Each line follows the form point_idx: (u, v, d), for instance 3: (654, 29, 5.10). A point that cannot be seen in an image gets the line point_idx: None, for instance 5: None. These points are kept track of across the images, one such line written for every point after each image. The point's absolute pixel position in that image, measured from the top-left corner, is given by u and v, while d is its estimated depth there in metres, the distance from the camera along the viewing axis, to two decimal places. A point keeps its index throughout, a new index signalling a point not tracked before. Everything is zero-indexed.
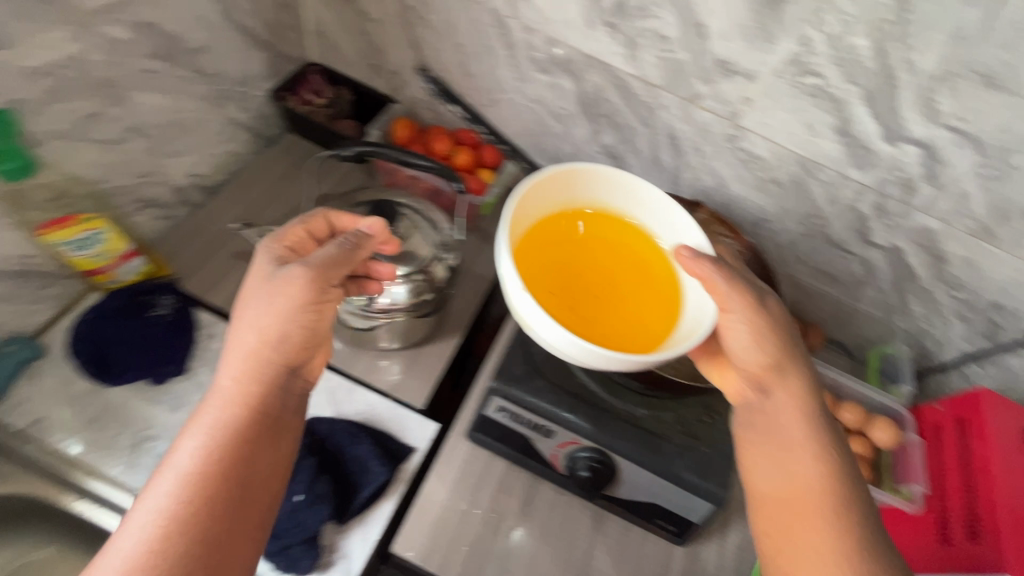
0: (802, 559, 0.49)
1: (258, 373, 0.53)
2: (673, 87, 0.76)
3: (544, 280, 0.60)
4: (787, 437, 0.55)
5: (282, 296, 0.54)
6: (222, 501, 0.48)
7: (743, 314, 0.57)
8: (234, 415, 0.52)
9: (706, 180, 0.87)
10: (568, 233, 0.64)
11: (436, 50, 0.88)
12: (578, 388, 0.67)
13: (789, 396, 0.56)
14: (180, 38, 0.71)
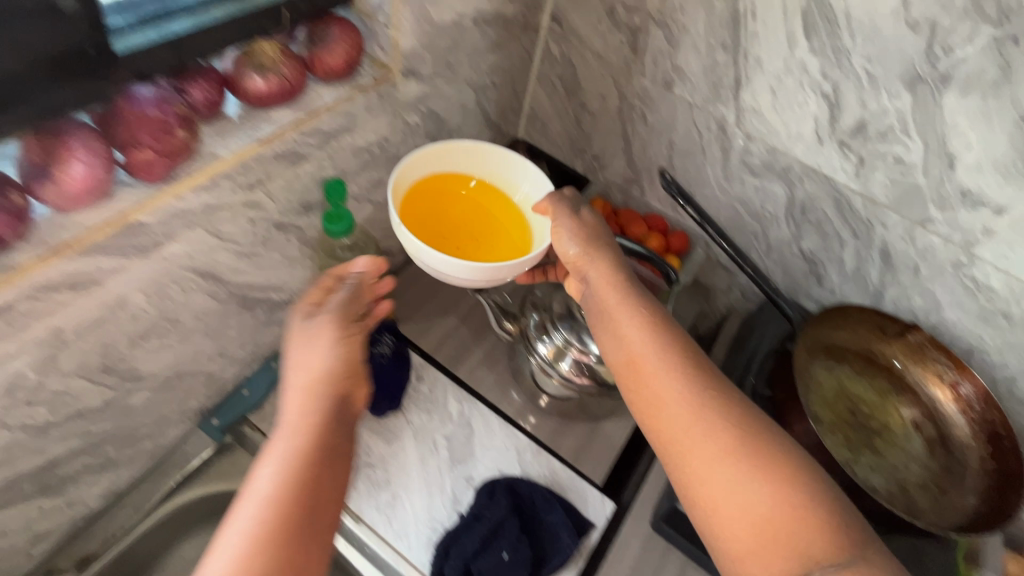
0: (707, 443, 0.50)
1: (302, 407, 0.49)
2: (902, 208, 0.76)
3: (436, 233, 0.70)
4: (666, 399, 0.53)
5: (317, 341, 0.53)
6: (317, 487, 0.45)
7: (594, 260, 0.65)
8: (307, 442, 0.46)
9: (916, 301, 0.83)
10: (454, 190, 0.74)
11: (646, 144, 0.95)
12: None
13: (649, 337, 0.57)
14: (447, 122, 0.83)
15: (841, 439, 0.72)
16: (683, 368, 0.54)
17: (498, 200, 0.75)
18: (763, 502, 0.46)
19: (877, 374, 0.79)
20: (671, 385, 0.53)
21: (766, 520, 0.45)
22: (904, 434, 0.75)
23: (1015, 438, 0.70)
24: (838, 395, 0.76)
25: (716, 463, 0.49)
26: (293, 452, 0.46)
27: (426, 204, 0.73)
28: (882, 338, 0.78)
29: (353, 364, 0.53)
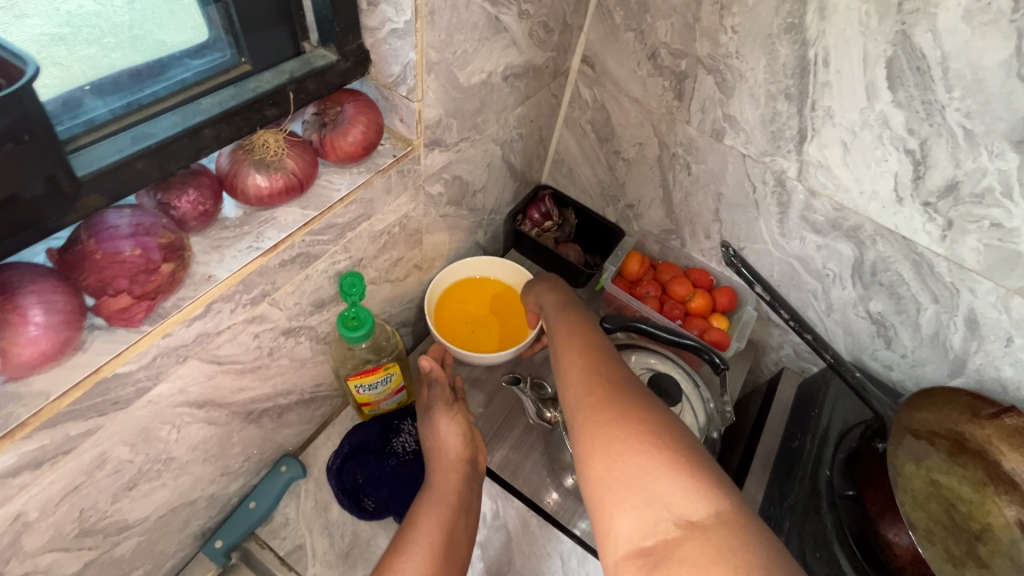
0: (595, 396, 0.47)
1: (439, 470, 0.62)
2: (995, 274, 0.67)
3: (469, 332, 0.83)
4: (568, 371, 0.52)
5: (433, 421, 0.67)
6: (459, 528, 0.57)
7: (537, 288, 0.73)
8: (453, 499, 0.59)
9: (1006, 372, 0.73)
10: (469, 294, 0.87)
11: (688, 195, 0.86)
12: None
13: (571, 332, 0.58)
14: (472, 183, 0.75)
15: (937, 549, 0.62)
16: (590, 354, 0.53)
17: (502, 289, 0.88)
18: (629, 453, 0.41)
19: (970, 462, 0.69)
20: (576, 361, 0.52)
21: (626, 470, 0.40)
22: (1010, 536, 0.65)
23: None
24: (928, 491, 0.67)
25: (593, 415, 0.45)
26: (446, 500, 0.59)
27: (453, 311, 0.85)
28: (974, 421, 0.68)
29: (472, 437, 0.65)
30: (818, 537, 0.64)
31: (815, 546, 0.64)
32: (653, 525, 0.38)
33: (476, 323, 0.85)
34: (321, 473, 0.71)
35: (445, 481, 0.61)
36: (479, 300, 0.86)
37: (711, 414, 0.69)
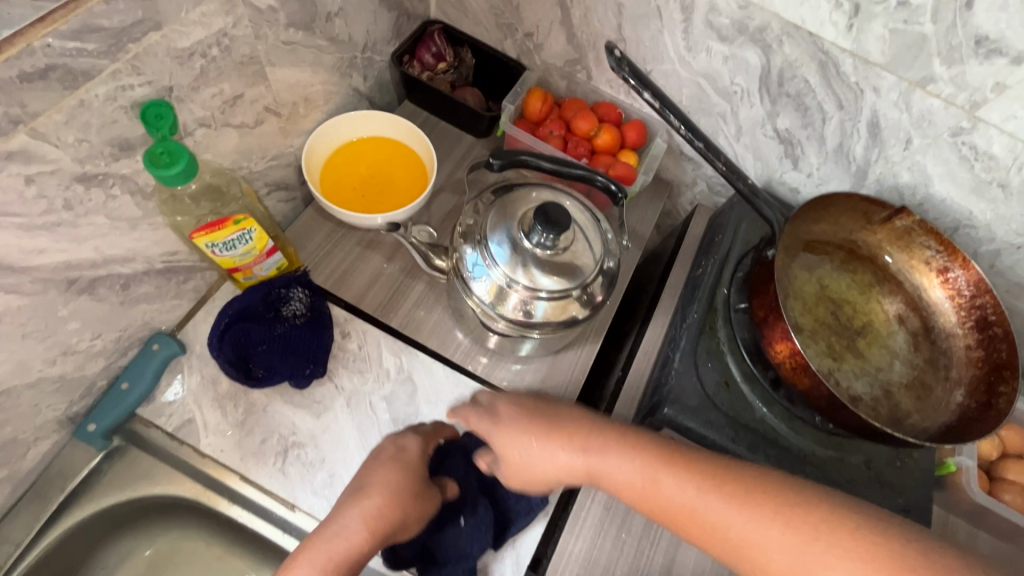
0: (777, 496, 0.45)
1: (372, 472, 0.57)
2: (899, 66, 0.62)
3: (374, 199, 0.74)
4: (612, 469, 0.52)
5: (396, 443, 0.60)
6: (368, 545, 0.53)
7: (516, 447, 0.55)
8: (375, 511, 0.54)
9: (903, 177, 0.73)
10: (340, 172, 0.75)
11: (588, 11, 0.76)
12: (756, 425, 0.62)
13: (625, 464, 0.51)
14: (321, 2, 0.63)
15: (819, 345, 0.64)
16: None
17: (363, 147, 0.78)
18: (739, 505, 0.45)
19: (860, 266, 0.70)
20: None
21: (677, 502, 0.48)
22: (886, 329, 0.67)
23: (1008, 327, 0.62)
24: (818, 297, 0.67)
25: (764, 518, 0.44)
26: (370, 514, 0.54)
27: (343, 197, 0.74)
28: (865, 225, 0.69)
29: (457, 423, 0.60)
30: (711, 348, 0.65)
31: (709, 358, 0.65)
32: (721, 523, 0.46)
33: (367, 188, 0.75)
34: (203, 348, 0.66)
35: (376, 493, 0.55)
36: (354, 172, 0.76)
37: (609, 240, 0.67)
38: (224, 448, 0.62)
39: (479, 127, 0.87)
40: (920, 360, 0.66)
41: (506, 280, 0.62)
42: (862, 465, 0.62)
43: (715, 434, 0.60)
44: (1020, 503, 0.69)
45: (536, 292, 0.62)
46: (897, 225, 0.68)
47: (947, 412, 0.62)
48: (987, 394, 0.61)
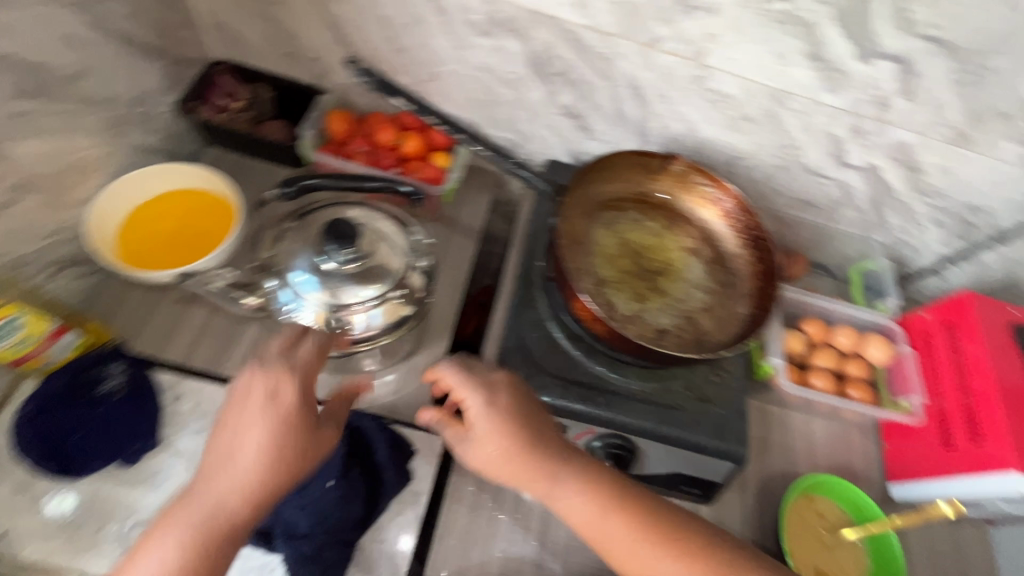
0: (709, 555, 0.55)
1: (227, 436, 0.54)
2: (630, 32, 0.70)
3: (189, 252, 0.73)
4: (570, 506, 0.57)
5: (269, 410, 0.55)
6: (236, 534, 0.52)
7: (499, 441, 0.58)
8: (259, 449, 0.53)
9: (674, 127, 0.82)
10: (141, 242, 0.73)
11: (359, 27, 0.78)
12: (585, 378, 0.67)
13: (581, 499, 0.57)
14: (49, 66, 0.62)
15: (625, 291, 0.71)
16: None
17: (154, 207, 0.75)
18: (666, 556, 0.54)
19: (657, 211, 0.78)
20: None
21: (632, 560, 0.55)
22: (684, 263, 0.75)
23: (771, 238, 0.72)
24: (620, 249, 0.75)
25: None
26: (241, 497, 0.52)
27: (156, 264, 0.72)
28: (648, 175, 0.77)
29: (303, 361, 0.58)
30: (532, 321, 0.70)
31: (532, 328, 0.70)
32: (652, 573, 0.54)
33: (177, 245, 0.73)
34: (9, 452, 0.61)
35: (260, 465, 0.53)
36: (156, 235, 0.73)
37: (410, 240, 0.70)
38: (49, 552, 0.57)
39: (289, 158, 0.87)
40: (715, 283, 0.74)
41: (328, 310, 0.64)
42: (683, 387, 0.69)
43: (546, 396, 0.64)
44: (829, 384, 0.81)
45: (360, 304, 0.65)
46: (674, 170, 0.77)
47: (739, 322, 0.71)
48: (765, 299, 0.70)
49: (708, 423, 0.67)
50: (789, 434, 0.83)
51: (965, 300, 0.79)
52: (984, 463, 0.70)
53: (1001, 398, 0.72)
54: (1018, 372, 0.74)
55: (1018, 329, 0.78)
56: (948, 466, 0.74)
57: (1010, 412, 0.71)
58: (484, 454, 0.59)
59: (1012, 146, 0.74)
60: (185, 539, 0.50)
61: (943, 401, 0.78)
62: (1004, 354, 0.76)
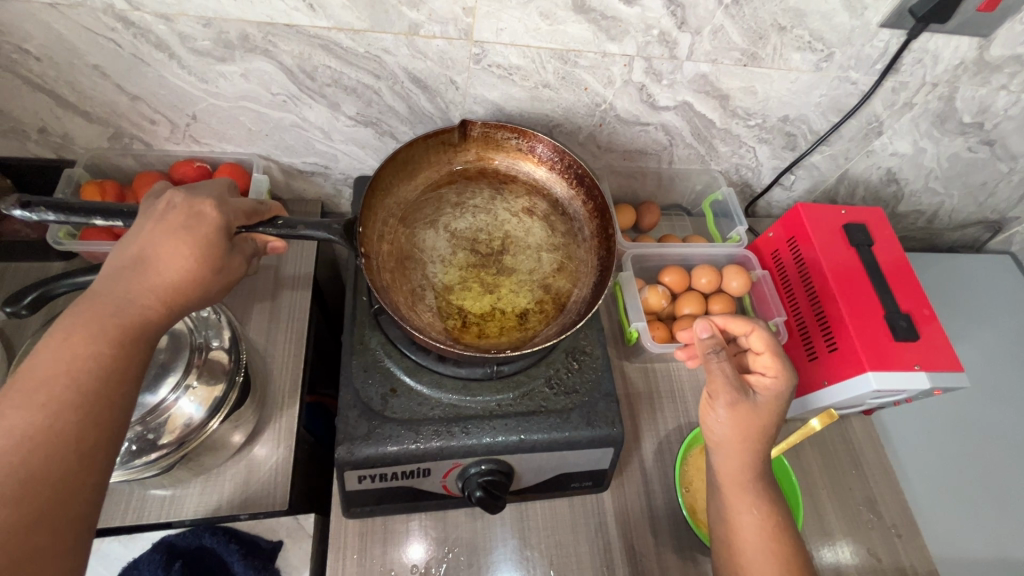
0: (746, 503, 0.62)
1: (41, 358, 0.42)
2: (382, 24, 0.63)
3: None
4: (728, 461, 0.62)
5: (160, 262, 0.49)
6: (111, 388, 0.44)
7: (724, 411, 0.61)
8: (84, 345, 0.44)
9: (478, 110, 0.76)
10: None
11: (72, 83, 0.65)
12: (437, 413, 0.61)
13: (743, 461, 0.62)
14: None
15: (475, 289, 0.65)
16: (778, 412, 0.62)
17: None
18: (753, 513, 0.61)
19: (476, 186, 0.73)
20: (723, 402, 0.61)
21: (742, 527, 0.61)
22: (522, 227, 0.71)
23: (590, 170, 0.69)
24: (454, 245, 0.68)
25: (761, 543, 0.60)
26: (19, 398, 0.40)
27: None
28: (450, 151, 0.72)
29: (181, 290, 0.50)
30: (368, 364, 0.63)
31: (368, 372, 0.63)
32: (737, 531, 0.61)
33: None
34: None
35: (86, 339, 0.44)
36: None
37: (190, 319, 0.60)
38: None
39: (52, 251, 0.73)
40: (559, 236, 0.70)
41: (135, 434, 0.54)
42: (544, 385, 0.66)
43: (396, 444, 0.58)
44: None
45: (167, 405, 0.55)
46: (474, 135, 0.72)
47: (594, 267, 0.67)
48: (607, 236, 0.68)
49: (576, 415, 0.64)
50: (676, 387, 0.83)
51: (799, 212, 0.81)
52: (843, 371, 0.71)
53: (844, 300, 0.73)
54: (855, 271, 0.76)
55: (848, 227, 0.80)
56: (817, 380, 0.76)
57: (854, 313, 0.72)
58: (712, 424, 0.63)
59: (798, 54, 0.74)
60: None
61: (802, 316, 0.80)
62: (838, 255, 0.78)
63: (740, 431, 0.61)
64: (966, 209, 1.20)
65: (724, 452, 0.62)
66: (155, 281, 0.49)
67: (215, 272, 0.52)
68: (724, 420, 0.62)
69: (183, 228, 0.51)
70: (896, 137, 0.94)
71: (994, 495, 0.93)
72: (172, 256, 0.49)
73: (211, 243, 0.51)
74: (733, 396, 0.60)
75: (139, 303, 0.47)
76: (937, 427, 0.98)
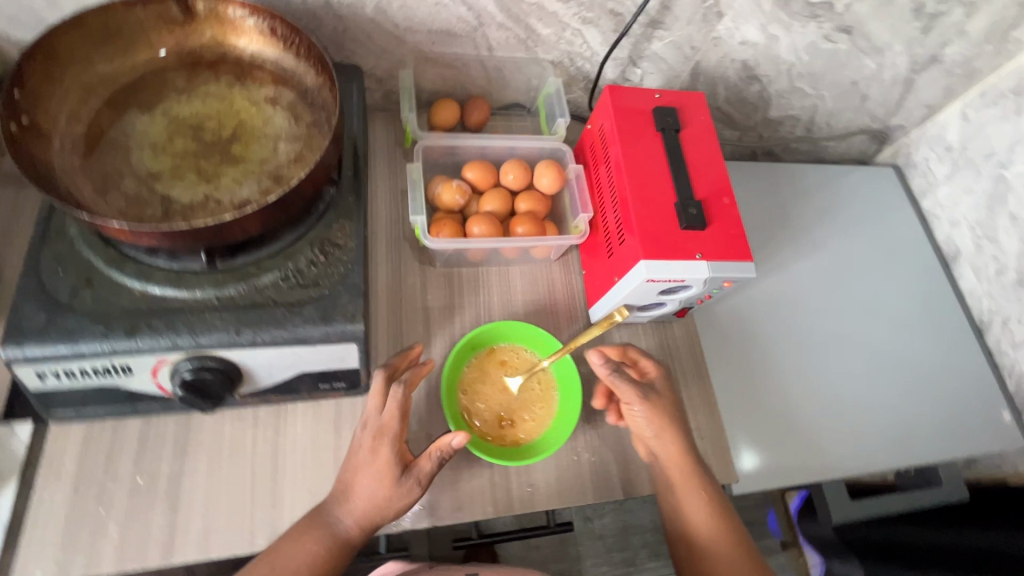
0: (689, 484, 0.66)
1: (270, 553, 0.56)
2: None
3: None
4: (664, 448, 0.67)
5: (362, 465, 0.58)
6: (323, 570, 0.56)
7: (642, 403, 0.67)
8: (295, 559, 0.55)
9: None
10: None
11: None
12: (135, 306, 0.55)
13: (678, 450, 0.67)
14: None
15: (188, 178, 0.58)
16: (670, 390, 0.71)
17: None
18: (698, 497, 0.66)
19: (211, 72, 0.64)
20: (637, 399, 0.66)
21: (694, 517, 0.65)
22: (261, 118, 0.63)
23: (328, 54, 0.62)
24: (172, 131, 0.60)
25: (716, 530, 0.65)
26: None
27: None
28: (175, 29, 0.63)
29: (372, 516, 0.58)
30: (61, 253, 0.56)
31: (63, 262, 0.56)
32: (690, 518, 0.65)
33: None
34: None
35: (301, 543, 0.56)
36: None
37: None
38: None
39: None
40: (303, 128, 0.63)
41: None
42: (278, 278, 0.59)
43: (75, 339, 0.52)
44: (488, 229, 0.73)
45: None
46: (201, 12, 0.62)
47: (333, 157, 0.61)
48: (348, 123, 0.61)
49: (309, 310, 0.58)
50: (480, 289, 0.79)
51: (607, 95, 0.74)
52: (625, 263, 0.67)
53: (633, 189, 0.68)
54: (654, 157, 0.71)
55: (655, 112, 0.73)
56: (610, 276, 0.72)
57: (641, 201, 0.67)
58: (644, 426, 0.67)
59: None
60: None
61: (604, 212, 0.74)
62: (638, 142, 0.71)
63: (659, 422, 0.67)
64: (844, 114, 1.12)
65: (651, 439, 0.67)
66: (370, 483, 0.58)
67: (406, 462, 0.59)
68: (642, 421, 0.67)
69: (387, 436, 0.59)
70: (740, 20, 0.86)
71: (822, 400, 0.94)
72: (371, 482, 0.58)
73: (390, 427, 0.59)
74: (641, 391, 0.67)
75: (343, 530, 0.58)
76: (762, 339, 0.95)
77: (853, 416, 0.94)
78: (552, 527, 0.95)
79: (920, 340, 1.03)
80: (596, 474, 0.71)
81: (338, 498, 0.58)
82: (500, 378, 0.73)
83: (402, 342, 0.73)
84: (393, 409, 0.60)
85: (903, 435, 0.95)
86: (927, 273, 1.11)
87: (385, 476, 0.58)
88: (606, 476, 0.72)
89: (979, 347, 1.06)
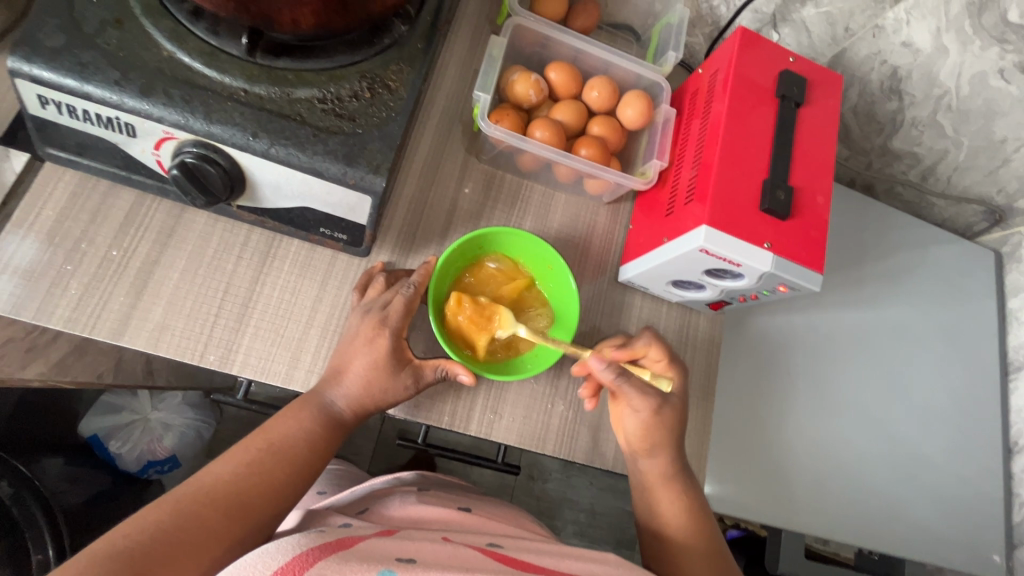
0: (672, 491, 0.65)
1: (261, 430, 0.53)
2: None
3: None
4: (658, 454, 0.64)
5: (364, 349, 0.56)
6: (321, 447, 0.54)
7: (644, 406, 0.63)
8: (293, 429, 0.53)
9: None
10: None
11: None
12: (156, 65, 0.49)
13: (670, 457, 0.65)
14: None
15: None
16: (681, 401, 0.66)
17: None
18: (680, 506, 0.64)
19: None
20: (646, 407, 0.63)
21: (674, 523, 0.64)
22: None
23: None
24: None
25: (699, 538, 0.63)
26: (245, 453, 0.51)
27: None
28: None
29: (369, 399, 0.56)
30: None
31: None
32: (670, 523, 0.64)
33: None
34: None
35: (296, 414, 0.54)
36: None
37: None
38: None
39: None
40: None
41: None
42: (314, 97, 0.53)
43: (85, 76, 0.47)
44: (550, 136, 0.66)
45: None
46: None
47: None
48: None
49: (334, 142, 0.52)
50: (517, 203, 0.72)
51: (738, 35, 0.63)
52: (685, 224, 0.60)
53: (726, 150, 0.59)
54: (760, 125, 0.61)
55: (781, 76, 0.63)
56: (661, 235, 0.65)
57: (729, 165, 0.59)
58: (633, 424, 0.65)
59: None
60: (240, 475, 0.49)
61: (680, 167, 0.66)
62: (749, 102, 0.62)
63: (656, 437, 0.64)
64: (968, 178, 0.96)
65: (638, 436, 0.65)
66: (368, 368, 0.56)
67: (404, 354, 0.58)
68: (635, 425, 0.64)
69: (388, 328, 0.57)
70: (915, 13, 0.77)
71: (816, 452, 0.87)
72: (361, 362, 0.56)
73: (399, 318, 0.58)
74: (654, 403, 0.63)
75: (336, 407, 0.56)
76: (780, 368, 0.87)
77: (844, 481, 0.88)
78: (498, 465, 0.92)
79: (940, 442, 0.94)
80: (561, 429, 0.67)
81: (329, 379, 0.56)
82: (496, 295, 0.67)
83: (419, 223, 0.68)
84: (397, 305, 0.58)
85: (876, 522, 0.88)
86: (980, 378, 0.99)
87: (383, 365, 0.56)
88: (571, 437, 0.67)
89: (999, 469, 0.97)
